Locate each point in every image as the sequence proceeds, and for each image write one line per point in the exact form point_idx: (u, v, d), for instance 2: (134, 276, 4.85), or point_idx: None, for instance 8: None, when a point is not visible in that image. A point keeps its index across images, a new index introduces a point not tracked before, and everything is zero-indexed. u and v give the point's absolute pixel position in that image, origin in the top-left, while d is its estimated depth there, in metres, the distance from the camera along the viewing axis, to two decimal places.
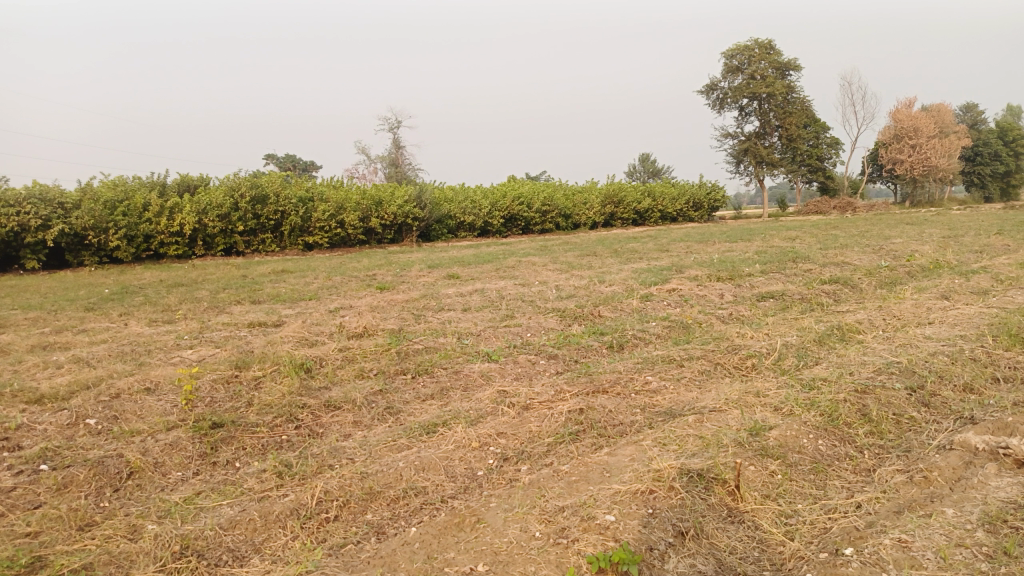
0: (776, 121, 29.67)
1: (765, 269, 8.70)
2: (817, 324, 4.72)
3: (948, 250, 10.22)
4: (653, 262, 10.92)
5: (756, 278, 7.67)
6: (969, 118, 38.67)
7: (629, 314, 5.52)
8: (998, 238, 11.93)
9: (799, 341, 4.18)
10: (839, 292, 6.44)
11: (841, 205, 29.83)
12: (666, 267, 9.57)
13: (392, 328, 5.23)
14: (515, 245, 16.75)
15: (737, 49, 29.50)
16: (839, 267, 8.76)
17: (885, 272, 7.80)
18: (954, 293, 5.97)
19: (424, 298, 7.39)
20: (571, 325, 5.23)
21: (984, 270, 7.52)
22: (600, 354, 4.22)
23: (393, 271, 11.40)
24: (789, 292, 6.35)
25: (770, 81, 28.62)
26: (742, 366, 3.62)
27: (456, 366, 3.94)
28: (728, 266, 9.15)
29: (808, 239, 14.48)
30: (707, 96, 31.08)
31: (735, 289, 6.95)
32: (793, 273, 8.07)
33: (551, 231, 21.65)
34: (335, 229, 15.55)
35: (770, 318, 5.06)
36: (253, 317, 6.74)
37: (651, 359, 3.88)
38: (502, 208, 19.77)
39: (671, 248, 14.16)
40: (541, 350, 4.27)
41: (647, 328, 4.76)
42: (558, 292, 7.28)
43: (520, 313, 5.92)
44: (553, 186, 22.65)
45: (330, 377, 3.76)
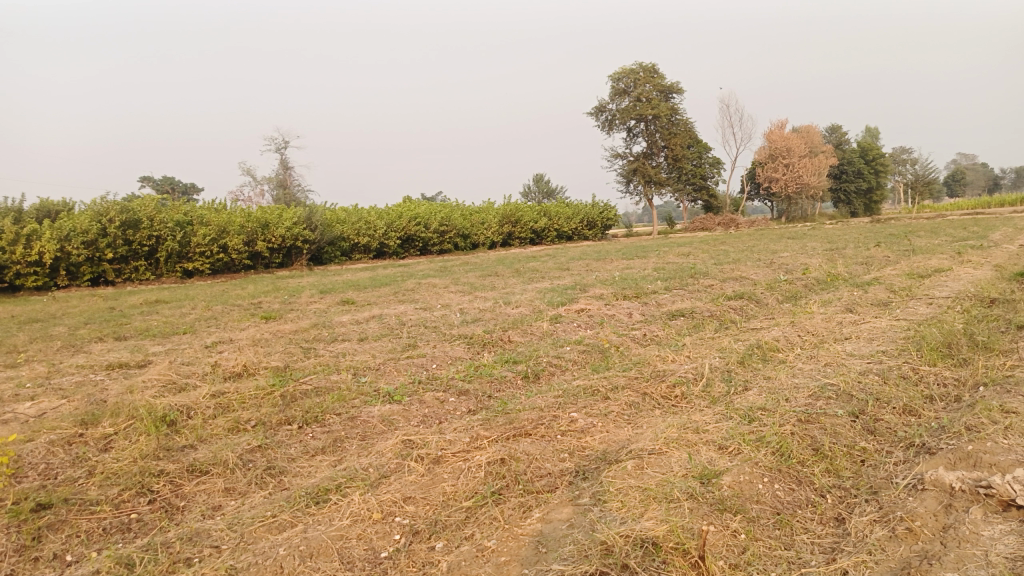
0: (662, 141, 30.62)
1: (669, 285, 8.61)
2: (737, 343, 4.51)
3: (836, 262, 10.56)
4: (555, 281, 10.70)
5: (663, 295, 7.53)
6: (834, 139, 41.51)
7: (541, 339, 5.15)
8: (876, 249, 12.51)
9: (724, 363, 3.92)
10: (746, 308, 6.34)
11: (727, 221, 31.06)
12: (569, 287, 9.33)
13: (277, 366, 4.61)
14: (413, 267, 16.20)
15: (622, 72, 30.30)
16: (739, 281, 8.79)
17: (785, 286, 7.85)
18: (856, 305, 5.99)
19: (315, 328, 6.75)
20: (480, 354, 4.80)
21: (877, 281, 7.68)
22: (514, 387, 3.80)
23: (281, 299, 10.60)
24: (699, 309, 6.19)
25: (655, 104, 29.52)
26: (672, 395, 3.29)
27: (350, 409, 3.41)
28: (632, 284, 9.01)
29: (701, 255, 14.77)
30: (596, 117, 31.70)
31: (644, 308, 6.75)
32: (697, 289, 8.00)
33: (448, 252, 21.20)
34: (217, 254, 14.46)
35: (687, 338, 4.82)
36: (116, 357, 5.90)
37: (571, 390, 3.49)
38: (398, 229, 19.15)
39: (571, 266, 14.05)
40: (449, 385, 3.80)
41: (562, 355, 4.39)
42: (463, 317, 6.84)
43: (423, 341, 5.43)
44: (449, 207, 22.25)
45: (198, 432, 3.14)
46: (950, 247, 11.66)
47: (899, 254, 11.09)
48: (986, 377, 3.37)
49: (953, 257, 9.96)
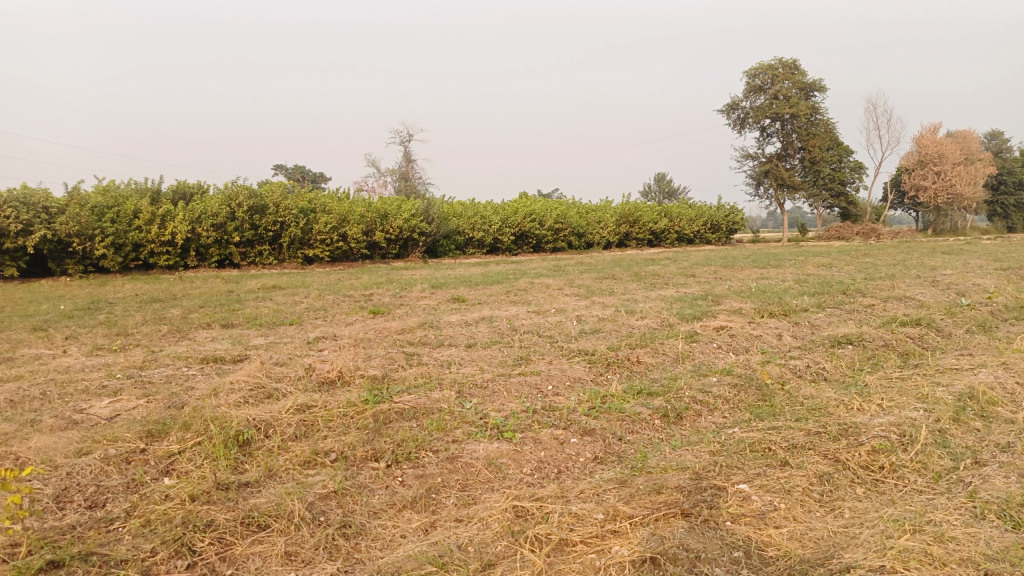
0: (798, 142, 28.52)
1: (818, 302, 7.50)
2: (938, 388, 3.52)
3: (1018, 285, 8.97)
4: (682, 289, 9.77)
5: (815, 315, 6.48)
6: (993, 146, 37.49)
7: (678, 366, 4.33)
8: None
9: (934, 420, 2.97)
10: (927, 337, 5.24)
11: (864, 231, 28.58)
12: (700, 297, 8.40)
13: (374, 375, 4.05)
14: (527, 265, 15.61)
15: (758, 68, 28.42)
16: (902, 303, 7.56)
17: (966, 312, 6.58)
18: None
19: (422, 328, 6.23)
20: (605, 379, 4.04)
21: None
22: (653, 430, 3.03)
23: (392, 291, 10.27)
24: (869, 336, 5.15)
25: (792, 102, 27.50)
26: (874, 468, 2.43)
27: (449, 445, 2.76)
28: (774, 298, 7.97)
29: (844, 268, 13.31)
30: (726, 116, 30.03)
31: (795, 330, 5.76)
32: (854, 309, 6.87)
33: (563, 250, 20.51)
34: (336, 242, 14.44)
35: (866, 377, 3.87)
36: (216, 347, 5.59)
37: (733, 445, 2.69)
38: (513, 225, 18.66)
39: (696, 273, 13.00)
40: (571, 419, 3.08)
41: (710, 388, 3.56)
42: (582, 326, 6.11)
43: (539, 353, 4.74)
44: (566, 204, 21.54)
45: (268, 463, 2.59)
46: None
47: None
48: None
49: None
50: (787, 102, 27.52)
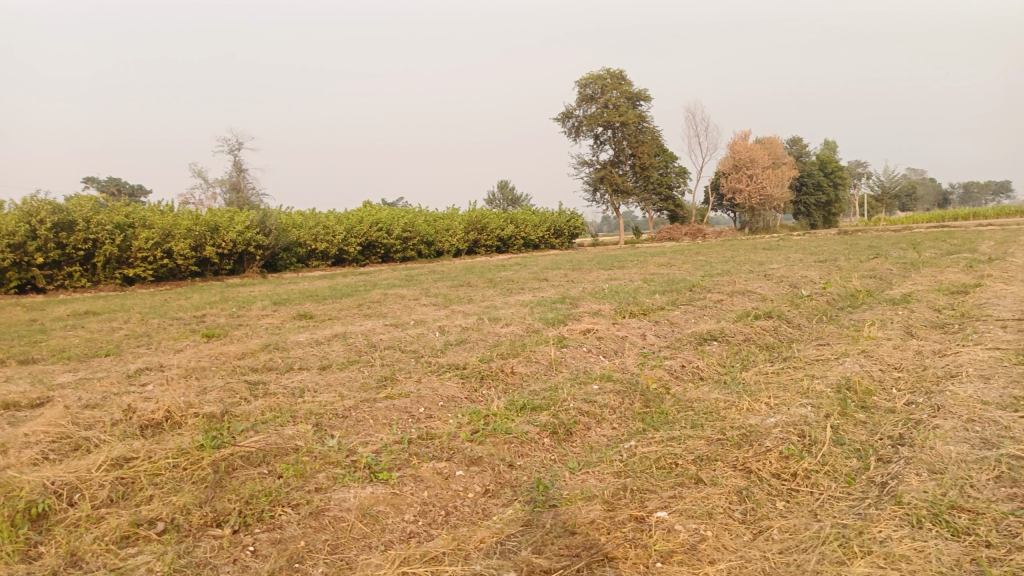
0: (629, 149, 29.87)
1: (673, 300, 7.61)
2: (813, 381, 3.50)
3: (841, 275, 9.68)
4: (538, 293, 9.66)
5: (673, 313, 6.51)
6: (796, 151, 41.46)
7: (555, 375, 4.07)
8: (875, 261, 11.71)
9: (826, 417, 2.88)
10: (781, 329, 5.36)
11: (692, 231, 30.47)
12: (559, 301, 8.29)
13: (212, 412, 3.43)
14: (376, 275, 14.96)
15: (590, 78, 29.40)
16: (747, 296, 7.85)
17: (807, 302, 6.91)
18: (915, 328, 5.05)
19: (267, 351, 5.56)
20: (480, 396, 3.69)
21: (910, 298, 6.78)
22: (544, 452, 2.71)
23: (228, 311, 9.33)
24: (730, 331, 5.18)
25: (623, 111, 28.76)
26: (787, 476, 2.26)
27: (312, 496, 2.27)
28: (630, 298, 8.00)
29: (684, 266, 13.91)
30: (562, 124, 30.87)
31: (660, 329, 5.72)
32: (707, 306, 7.01)
33: (412, 259, 20.00)
34: (161, 259, 13.04)
35: (743, 374, 3.79)
36: (7, 390, 4.62)
37: (636, 462, 2.43)
38: (358, 234, 17.90)
39: (548, 277, 13.01)
40: (453, 448, 2.69)
41: (596, 397, 3.32)
42: (445, 337, 5.72)
43: (404, 371, 4.30)
44: (412, 212, 21.05)
45: (70, 545, 1.98)
46: (954, 261, 10.96)
47: (902, 267, 10.33)
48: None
49: (969, 271, 9.20)
50: (618, 110, 28.73)
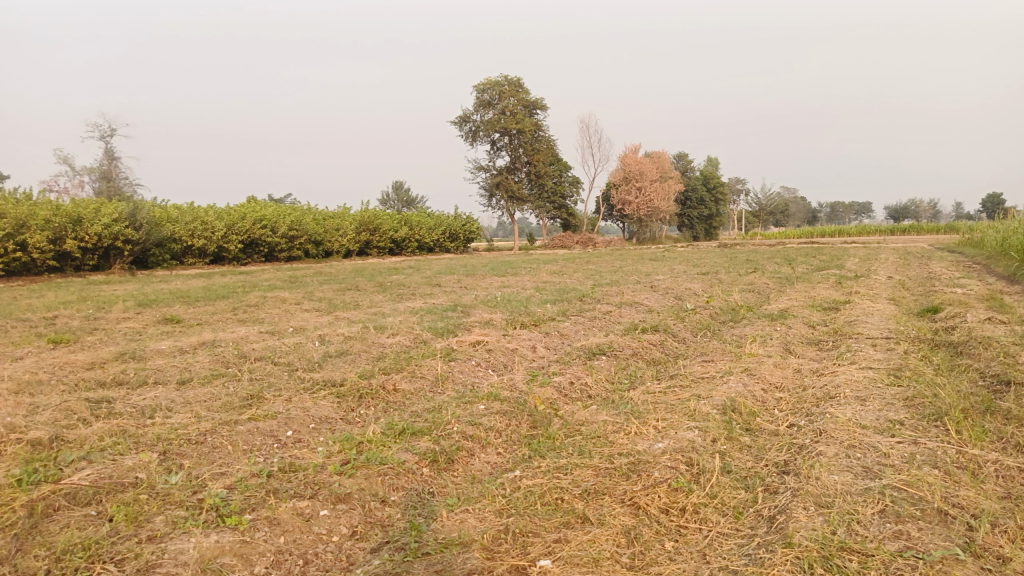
0: (525, 156, 30.03)
1: (563, 310, 7.53)
2: (700, 402, 3.44)
3: (722, 288, 9.98)
4: (428, 300, 9.38)
5: (563, 324, 6.42)
6: (682, 165, 43.16)
7: (439, 394, 3.83)
8: (753, 275, 12.20)
9: (714, 442, 2.80)
10: (667, 343, 5.34)
11: (583, 240, 31.03)
12: (448, 308, 8.05)
13: (39, 438, 2.96)
14: (258, 276, 14.15)
15: (487, 83, 29.32)
16: (635, 308, 7.89)
17: (692, 315, 7.00)
18: (793, 345, 5.16)
19: (121, 362, 5.00)
20: (356, 418, 3.40)
21: (786, 313, 7.01)
22: (422, 485, 2.48)
23: (85, 312, 8.47)
24: (619, 344, 5.12)
25: (519, 118, 28.88)
26: (676, 512, 2.14)
27: (144, 548, 1.94)
28: (520, 307, 7.87)
29: (574, 275, 14.00)
30: (458, 128, 30.65)
31: (550, 342, 5.59)
32: (596, 317, 6.97)
33: (298, 260, 19.15)
34: (11, 253, 11.76)
35: (632, 393, 3.70)
36: None
37: (520, 497, 2.25)
38: (240, 231, 16.92)
39: (439, 282, 12.73)
40: (318, 483, 2.41)
41: (480, 420, 3.11)
42: (325, 348, 5.36)
43: (274, 388, 3.93)
44: (300, 211, 20.19)
45: None
46: (824, 277, 11.56)
47: (777, 282, 10.79)
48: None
49: (838, 288, 9.69)
50: (514, 118, 28.82)
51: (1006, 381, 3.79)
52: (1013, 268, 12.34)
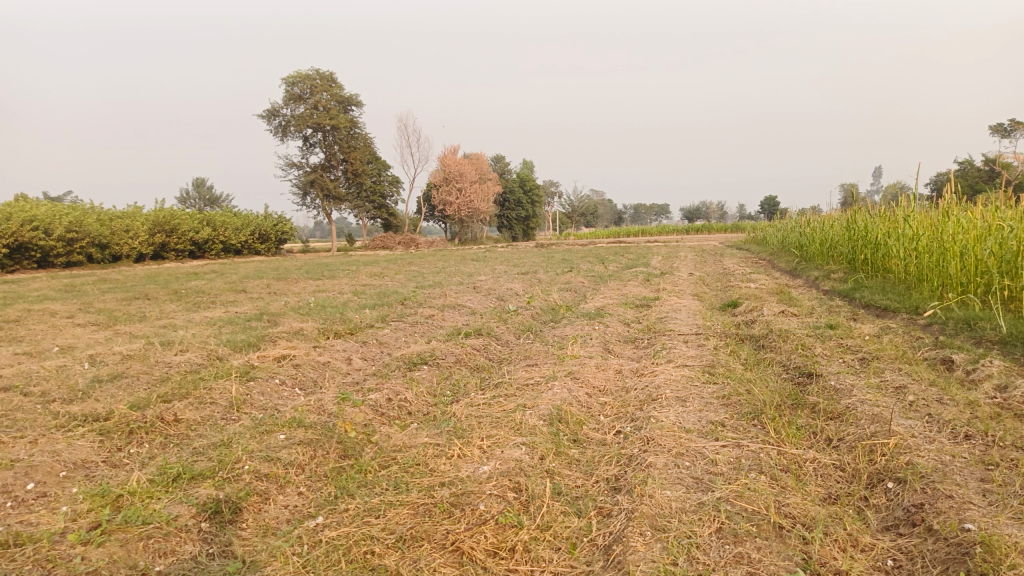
0: (339, 154, 28.91)
1: (380, 315, 7.07)
2: (522, 412, 3.16)
3: (541, 287, 10.01)
4: (230, 308, 8.49)
5: (380, 330, 5.96)
6: (498, 167, 44.00)
7: (231, 424, 3.27)
8: (571, 274, 12.45)
9: (543, 459, 2.56)
10: (490, 347, 5.01)
11: (404, 240, 30.50)
12: (253, 318, 7.29)
13: None
14: (26, 286, 12.22)
15: (297, 77, 27.87)
16: (457, 310, 7.59)
17: (512, 316, 6.83)
18: (613, 344, 5.12)
19: None
20: (122, 462, 2.79)
21: (603, 311, 7.06)
22: (198, 547, 2.01)
23: None
24: (440, 352, 4.67)
25: (333, 114, 27.77)
26: (506, 555, 1.86)
27: None
28: (334, 314, 7.31)
29: (394, 277, 13.53)
30: (267, 122, 28.87)
31: (365, 352, 5.14)
32: (415, 321, 6.59)
33: (79, 265, 16.91)
34: None
35: (453, 407, 3.37)
36: None
37: (319, 556, 1.86)
38: (5, 234, 14.57)
39: (246, 288, 11.71)
40: (53, 560, 1.86)
41: (277, 455, 2.64)
42: (95, 372, 4.53)
43: (17, 427, 3.17)
44: (81, 210, 17.85)
45: None
46: (634, 275, 12.05)
47: (592, 281, 11.03)
48: (888, 451, 2.53)
49: (648, 285, 10.11)
50: (327, 113, 27.66)
51: (808, 374, 3.96)
52: (792, 264, 13.67)
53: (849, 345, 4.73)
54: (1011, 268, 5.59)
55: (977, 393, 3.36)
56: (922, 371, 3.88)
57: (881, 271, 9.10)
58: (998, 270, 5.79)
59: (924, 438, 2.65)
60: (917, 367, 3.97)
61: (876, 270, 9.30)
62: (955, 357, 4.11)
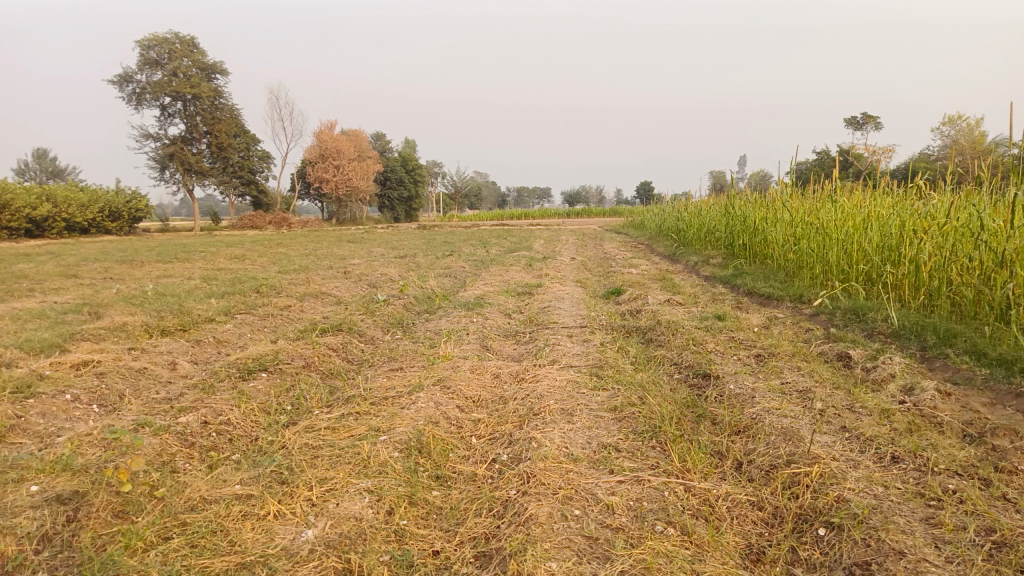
0: (202, 126, 26.75)
1: (227, 306, 6.14)
2: (371, 438, 2.49)
3: (418, 273, 9.31)
4: (49, 298, 7.23)
5: (220, 327, 5.08)
6: (379, 146, 42.55)
7: None
8: (451, 258, 11.81)
9: (388, 513, 1.92)
10: (349, 347, 4.29)
11: (276, 219, 28.73)
12: (72, 311, 6.16)
13: None
14: None
15: (153, 40, 25.48)
16: (320, 299, 6.76)
17: (381, 306, 6.09)
18: (491, 339, 4.54)
19: None
20: None
21: (483, 299, 6.47)
22: None
23: None
24: (285, 357, 3.90)
25: (194, 82, 25.64)
26: None
27: None
28: (173, 305, 6.30)
29: (257, 260, 12.39)
30: (118, 88, 26.22)
31: (196, 356, 4.28)
32: (268, 313, 5.73)
33: None
34: None
35: (286, 433, 2.67)
36: None
37: None
38: None
39: (80, 273, 10.24)
40: None
41: (13, 522, 1.86)
42: None
43: None
44: None
45: None
46: (516, 259, 11.61)
47: (473, 266, 10.46)
48: (814, 483, 2.10)
49: (530, 270, 9.67)
50: (188, 81, 25.49)
51: (704, 375, 3.53)
52: (671, 248, 13.70)
53: (741, 339, 4.40)
54: (894, 255, 5.50)
55: (884, 397, 3.03)
56: (822, 370, 3.55)
57: (759, 257, 9.06)
58: (879, 258, 5.68)
59: (848, 462, 2.24)
60: (816, 365, 3.64)
61: (754, 256, 9.24)
62: (851, 352, 3.82)
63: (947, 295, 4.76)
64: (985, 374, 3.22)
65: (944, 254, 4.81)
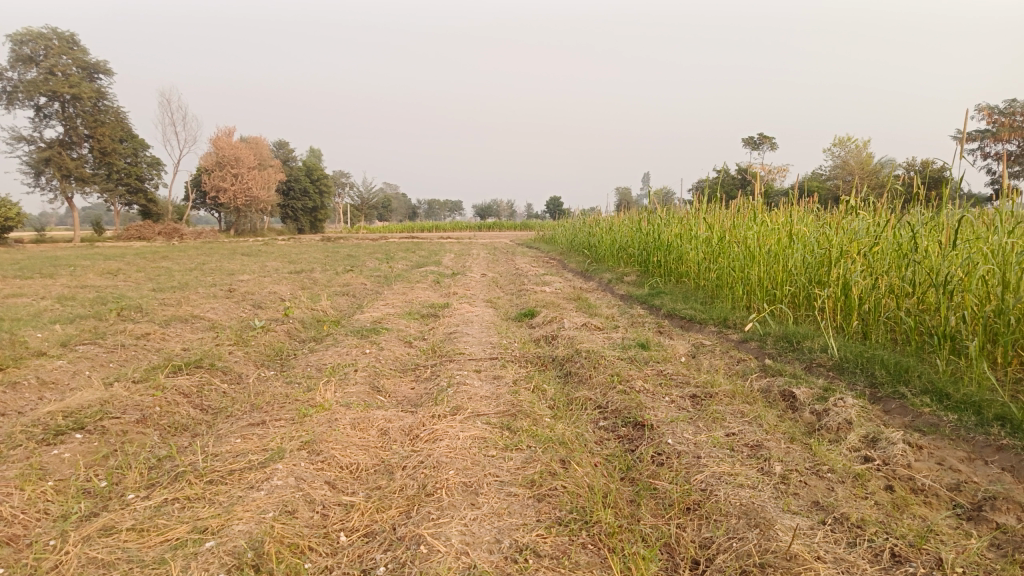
0: (83, 129, 24.63)
1: (70, 335, 5.13)
2: (191, 549, 1.75)
3: (312, 291, 8.43)
4: None
5: (48, 364, 4.12)
6: (283, 154, 40.81)
7: None
8: (351, 274, 10.94)
9: None
10: (205, 392, 3.48)
11: (166, 230, 26.77)
12: None
13: None
14: None
15: (26, 35, 23.31)
16: (188, 324, 5.82)
17: (260, 332, 5.26)
18: (384, 376, 3.83)
19: None
20: None
21: (381, 324, 5.75)
22: None
23: None
24: (114, 409, 3.05)
25: (73, 81, 23.61)
26: None
27: None
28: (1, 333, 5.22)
29: (131, 275, 11.12)
30: None
31: (3, 404, 3.35)
32: (118, 343, 4.79)
33: None
34: None
35: (75, 537, 1.88)
36: None
37: None
38: None
39: None
40: None
41: None
42: None
43: None
44: None
45: None
46: (422, 275, 10.88)
47: (375, 283, 9.67)
48: None
49: (435, 288, 8.96)
50: (66, 80, 23.43)
51: (635, 424, 2.95)
52: (583, 264, 13.32)
53: (670, 373, 3.87)
54: (821, 276, 5.15)
55: (848, 455, 2.54)
56: (767, 415, 3.04)
57: (675, 275, 8.71)
58: (806, 280, 5.32)
59: (841, 566, 1.70)
60: (759, 408, 3.14)
61: (669, 273, 8.89)
62: (796, 391, 3.35)
63: (883, 321, 4.40)
64: (952, 421, 2.79)
65: (877, 277, 4.46)
